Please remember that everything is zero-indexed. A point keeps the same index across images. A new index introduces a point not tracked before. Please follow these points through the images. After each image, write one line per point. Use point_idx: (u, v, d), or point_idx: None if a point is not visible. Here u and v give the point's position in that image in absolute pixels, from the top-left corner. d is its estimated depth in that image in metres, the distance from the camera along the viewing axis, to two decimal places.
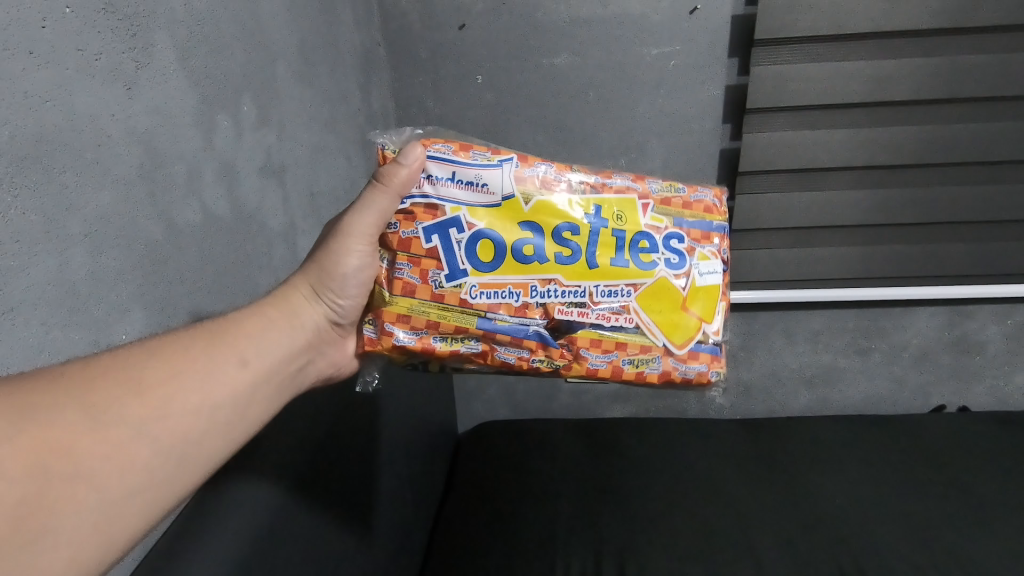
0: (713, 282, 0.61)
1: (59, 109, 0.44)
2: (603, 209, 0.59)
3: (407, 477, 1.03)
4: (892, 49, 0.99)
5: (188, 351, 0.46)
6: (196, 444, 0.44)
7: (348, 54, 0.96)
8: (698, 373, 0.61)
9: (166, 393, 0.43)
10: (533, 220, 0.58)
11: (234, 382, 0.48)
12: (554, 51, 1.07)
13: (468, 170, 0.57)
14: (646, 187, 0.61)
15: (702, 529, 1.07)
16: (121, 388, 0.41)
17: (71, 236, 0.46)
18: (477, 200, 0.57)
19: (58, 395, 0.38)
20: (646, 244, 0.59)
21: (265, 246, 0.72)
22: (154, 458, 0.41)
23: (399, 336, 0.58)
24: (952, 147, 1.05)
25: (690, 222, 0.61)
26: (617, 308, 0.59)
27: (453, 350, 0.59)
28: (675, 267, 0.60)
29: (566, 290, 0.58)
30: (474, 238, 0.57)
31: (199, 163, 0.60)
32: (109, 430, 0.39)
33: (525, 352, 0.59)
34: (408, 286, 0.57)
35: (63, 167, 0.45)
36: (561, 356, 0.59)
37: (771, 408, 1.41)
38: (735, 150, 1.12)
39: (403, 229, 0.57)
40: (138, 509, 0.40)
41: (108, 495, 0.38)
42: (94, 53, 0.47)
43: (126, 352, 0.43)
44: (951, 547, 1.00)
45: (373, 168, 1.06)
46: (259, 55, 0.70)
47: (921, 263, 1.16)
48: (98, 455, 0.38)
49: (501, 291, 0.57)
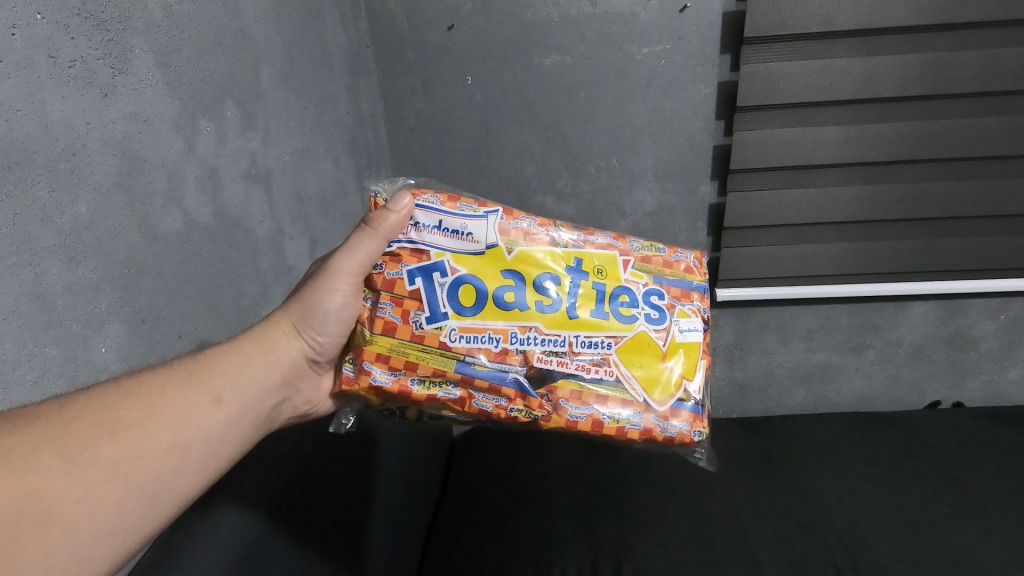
0: (694, 339, 0.60)
1: (31, 119, 0.43)
2: (584, 261, 0.60)
3: (400, 485, 1.03)
4: (884, 45, 0.98)
5: (164, 389, 0.46)
6: (168, 484, 0.43)
7: (336, 55, 0.95)
8: (681, 432, 0.58)
9: (142, 433, 0.42)
10: (516, 270, 0.58)
11: (211, 419, 0.47)
12: (543, 51, 1.06)
13: (454, 219, 0.58)
14: (627, 246, 0.62)
15: (697, 530, 1.06)
16: (97, 429, 0.40)
17: (45, 248, 0.45)
18: (460, 247, 0.58)
19: (34, 439, 0.37)
20: (627, 299, 0.59)
21: (251, 255, 0.71)
22: (126, 500, 0.40)
23: (376, 376, 0.56)
24: (943, 142, 1.05)
25: (670, 280, 0.62)
26: (597, 360, 0.57)
27: (430, 394, 0.57)
28: (656, 322, 0.59)
29: (546, 338, 0.57)
30: (456, 283, 0.57)
31: (180, 169, 0.59)
32: (83, 472, 0.38)
33: (503, 400, 0.57)
34: (389, 325, 0.57)
35: (37, 177, 0.44)
36: (539, 406, 0.57)
37: (765, 406, 1.41)
38: (728, 147, 1.12)
39: (387, 270, 0.57)
40: (108, 552, 0.38)
41: (78, 539, 0.37)
42: (68, 60, 0.46)
43: (103, 391, 0.43)
44: (946, 544, 1.00)
45: (360, 171, 1.05)
46: (243, 59, 0.69)
47: (916, 259, 1.16)
48: (70, 498, 0.37)
49: (480, 336, 0.56)
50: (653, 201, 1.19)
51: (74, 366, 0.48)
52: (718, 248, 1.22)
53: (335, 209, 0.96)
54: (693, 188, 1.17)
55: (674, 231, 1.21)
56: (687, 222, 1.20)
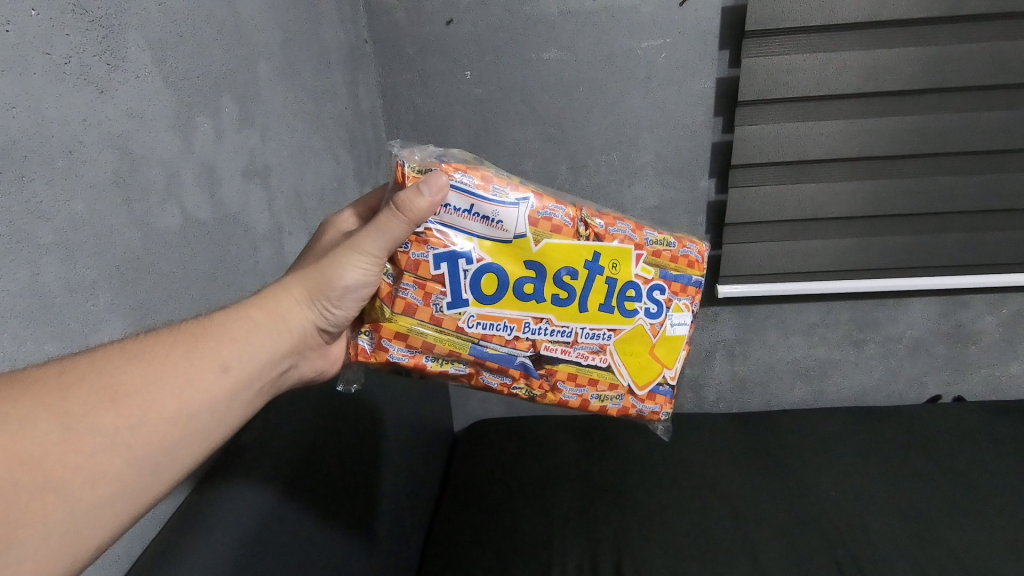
0: (680, 333, 0.64)
1: (25, 116, 0.43)
2: (602, 255, 0.59)
3: (402, 479, 1.03)
4: (885, 39, 0.98)
5: (169, 356, 0.45)
6: (172, 452, 0.43)
7: (334, 50, 0.95)
8: (651, 412, 0.64)
9: (143, 401, 0.42)
10: (539, 261, 0.58)
11: (215, 387, 0.46)
12: (542, 46, 1.06)
13: (486, 205, 0.55)
14: (642, 238, 0.61)
15: (698, 525, 1.06)
16: (97, 396, 0.40)
17: (43, 246, 0.44)
18: (489, 233, 0.56)
19: (31, 406, 0.37)
20: (633, 293, 0.61)
21: (250, 250, 0.71)
22: (127, 468, 0.40)
23: (393, 352, 0.58)
24: (946, 135, 1.04)
25: (673, 275, 0.63)
26: (596, 348, 0.61)
27: (442, 369, 0.60)
28: (653, 316, 0.62)
29: (556, 329, 0.59)
30: (480, 271, 0.57)
31: (178, 166, 0.58)
32: (82, 440, 0.38)
33: (508, 378, 0.61)
34: (409, 306, 0.57)
35: (32, 174, 0.44)
36: (539, 385, 0.61)
37: (765, 400, 1.41)
38: (728, 143, 1.12)
39: (413, 251, 0.56)
40: (109, 519, 0.39)
41: (77, 506, 0.37)
42: (63, 56, 0.46)
43: (104, 357, 0.42)
44: (947, 537, 1.00)
45: (358, 168, 1.05)
46: (240, 54, 0.69)
47: (918, 254, 1.15)
48: (68, 465, 0.37)
49: (497, 324, 0.58)
50: (653, 196, 1.18)
51: None
52: (718, 244, 1.21)
53: (334, 204, 0.95)
54: (693, 182, 1.16)
55: (675, 226, 1.21)
56: (688, 217, 1.20)
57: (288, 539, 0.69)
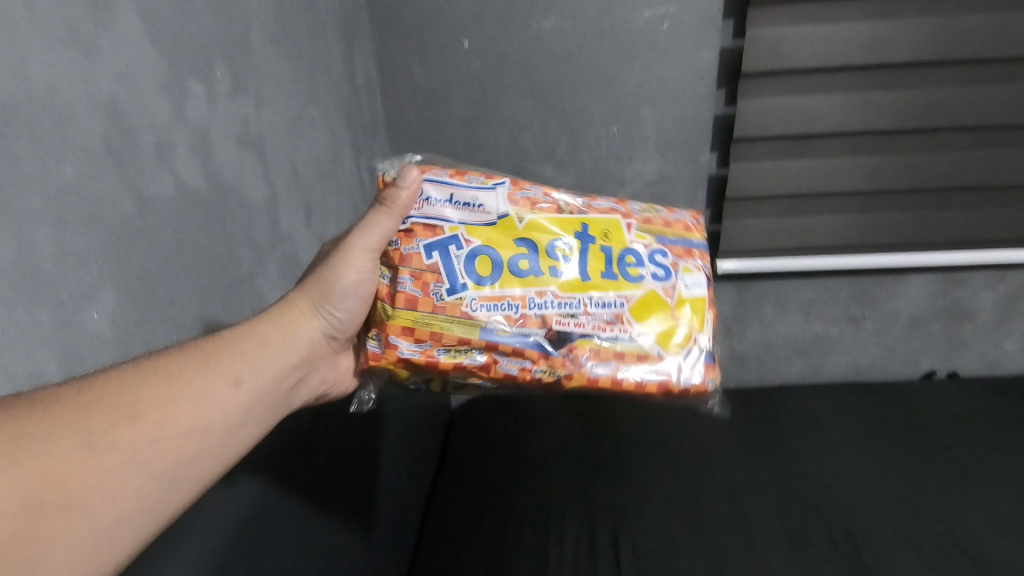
0: (700, 293, 0.62)
1: (12, 74, 0.41)
2: (590, 227, 0.61)
3: (400, 455, 1.03)
4: (891, 10, 0.96)
5: (182, 373, 0.45)
6: (187, 468, 0.43)
7: (328, 17, 0.92)
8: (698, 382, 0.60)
9: (160, 418, 0.42)
10: (528, 237, 0.59)
11: (227, 402, 0.47)
12: (543, 14, 1.03)
13: (463, 193, 0.59)
14: (628, 210, 0.64)
15: (694, 501, 1.07)
16: (116, 414, 0.40)
17: (35, 211, 0.43)
18: (472, 218, 0.59)
19: (52, 424, 0.36)
20: (633, 259, 0.61)
21: (246, 222, 0.70)
22: (144, 485, 0.40)
23: (402, 349, 0.57)
24: (950, 110, 1.03)
25: (672, 239, 0.63)
26: (611, 319, 0.59)
27: (456, 362, 0.58)
28: (663, 279, 0.61)
29: (562, 302, 0.58)
30: (472, 253, 0.58)
31: (170, 132, 0.57)
32: (102, 457, 0.38)
33: (528, 362, 0.58)
34: (411, 299, 0.57)
35: (20, 136, 0.42)
36: (562, 365, 0.58)
37: (762, 376, 1.41)
38: (730, 116, 1.10)
39: (403, 246, 0.58)
40: (126, 537, 0.38)
41: (95, 526, 0.36)
42: (48, 13, 0.44)
43: (121, 373, 0.42)
44: (940, 512, 1.01)
45: (355, 139, 1.03)
46: (232, 17, 0.67)
47: (917, 230, 1.15)
48: (89, 483, 0.36)
49: (501, 304, 0.57)
50: (652, 169, 1.17)
51: (66, 332, 0.46)
52: (717, 220, 1.19)
53: (331, 177, 0.93)
54: (694, 156, 1.14)
55: (674, 200, 1.19)
56: (687, 192, 1.18)
57: (285, 513, 0.69)
